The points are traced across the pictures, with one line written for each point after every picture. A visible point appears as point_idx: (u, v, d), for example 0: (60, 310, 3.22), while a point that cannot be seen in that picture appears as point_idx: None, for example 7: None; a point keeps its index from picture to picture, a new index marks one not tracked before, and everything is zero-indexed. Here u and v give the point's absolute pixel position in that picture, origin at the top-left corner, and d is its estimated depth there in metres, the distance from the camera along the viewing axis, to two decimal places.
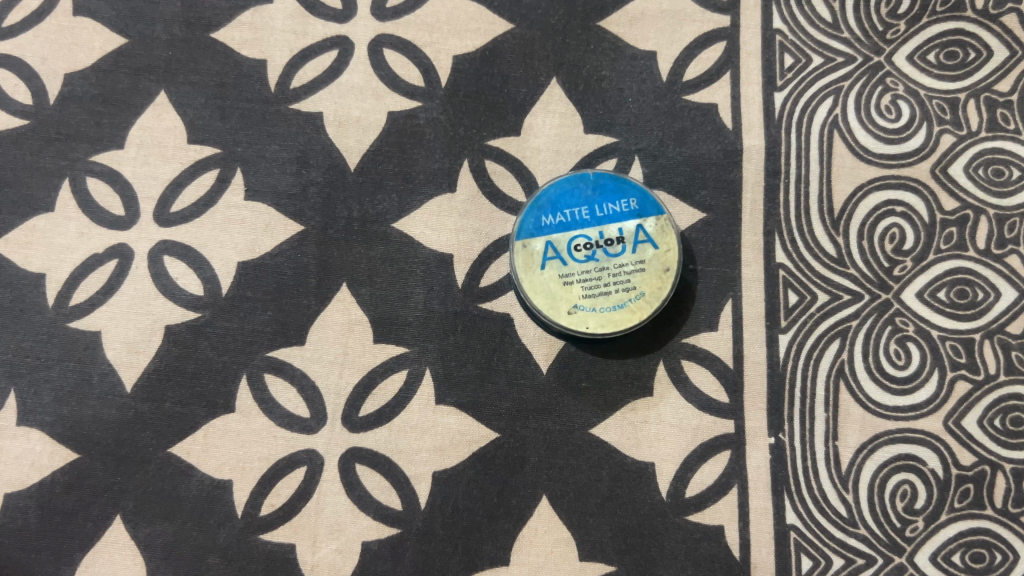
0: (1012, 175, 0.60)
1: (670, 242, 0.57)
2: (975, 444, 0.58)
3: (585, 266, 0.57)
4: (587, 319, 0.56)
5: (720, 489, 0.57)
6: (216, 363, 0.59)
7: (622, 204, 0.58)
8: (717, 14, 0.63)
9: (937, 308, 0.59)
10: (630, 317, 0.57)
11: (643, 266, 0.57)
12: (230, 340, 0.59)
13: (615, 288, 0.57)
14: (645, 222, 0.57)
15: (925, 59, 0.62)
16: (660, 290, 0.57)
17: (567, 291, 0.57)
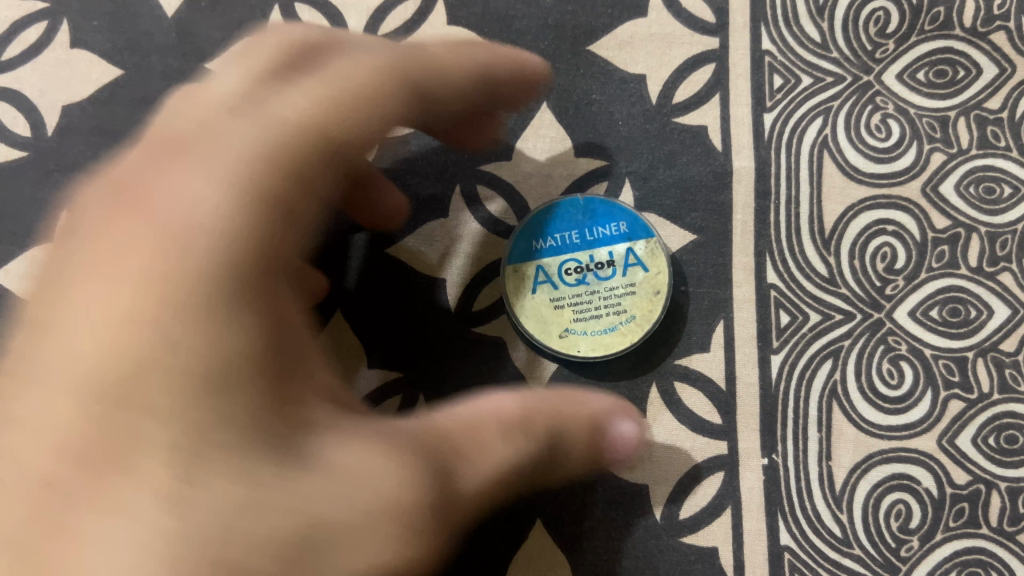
0: (1003, 192, 0.60)
1: (660, 265, 0.57)
2: (970, 463, 0.57)
3: (575, 289, 0.58)
4: (578, 342, 0.57)
5: (714, 510, 0.58)
6: (535, 463, 0.48)
7: (612, 228, 0.58)
8: (706, 37, 0.64)
9: (929, 326, 0.59)
10: (622, 340, 0.57)
11: (633, 289, 0.57)
12: (550, 455, 0.50)
13: (606, 311, 0.57)
14: (635, 245, 0.58)
15: (914, 77, 0.62)
16: (651, 312, 0.57)
17: (559, 315, 0.57)
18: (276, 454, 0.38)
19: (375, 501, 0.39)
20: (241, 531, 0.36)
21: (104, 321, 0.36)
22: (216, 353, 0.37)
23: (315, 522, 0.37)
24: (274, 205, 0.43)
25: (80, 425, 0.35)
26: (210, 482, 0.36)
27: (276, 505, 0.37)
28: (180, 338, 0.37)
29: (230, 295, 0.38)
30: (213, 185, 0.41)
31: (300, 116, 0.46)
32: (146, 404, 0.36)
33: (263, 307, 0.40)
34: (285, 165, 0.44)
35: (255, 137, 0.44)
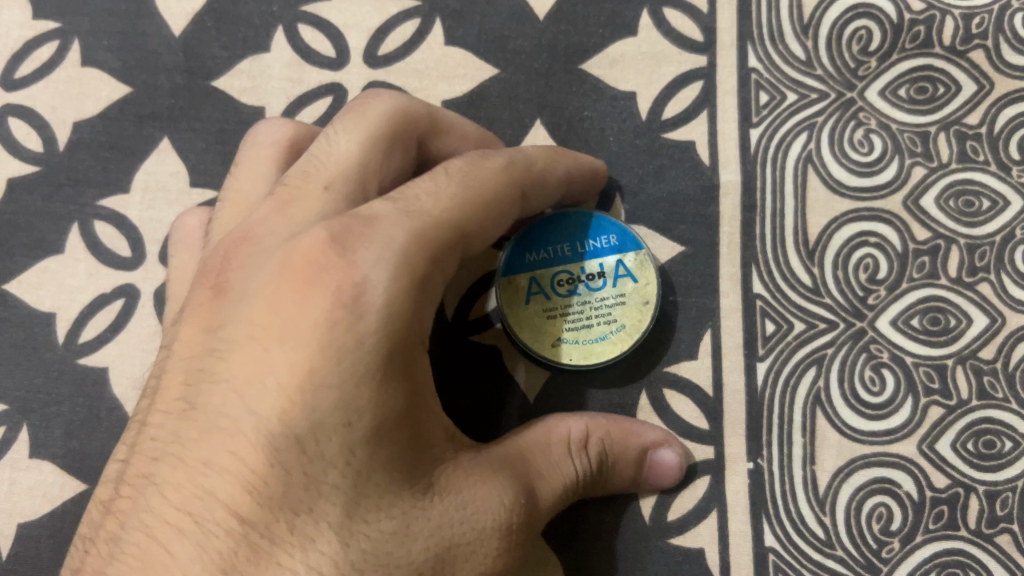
0: (982, 205, 0.62)
1: (649, 275, 0.59)
2: (949, 467, 0.59)
3: (568, 300, 0.59)
4: (571, 351, 0.59)
5: (701, 513, 0.60)
6: (591, 475, 0.52)
7: (603, 240, 0.60)
8: (695, 55, 0.66)
9: (911, 335, 0.61)
10: (613, 349, 0.59)
11: (624, 298, 0.59)
12: (609, 463, 0.54)
13: (597, 321, 0.59)
14: (625, 257, 0.60)
15: (896, 94, 0.64)
16: (640, 322, 0.59)
17: (552, 324, 0.59)
18: (413, 487, 0.41)
19: (482, 524, 0.43)
20: (396, 559, 0.40)
21: (292, 387, 0.38)
22: (383, 412, 0.39)
23: (444, 544, 0.41)
24: (447, 268, 0.45)
25: (283, 476, 0.38)
26: (367, 517, 0.39)
27: (419, 527, 0.41)
28: (360, 402, 0.39)
29: (399, 361, 0.40)
30: (413, 246, 0.42)
31: (487, 192, 0.48)
32: (321, 456, 0.38)
33: (412, 361, 0.42)
34: (472, 227, 0.47)
35: (447, 200, 0.45)
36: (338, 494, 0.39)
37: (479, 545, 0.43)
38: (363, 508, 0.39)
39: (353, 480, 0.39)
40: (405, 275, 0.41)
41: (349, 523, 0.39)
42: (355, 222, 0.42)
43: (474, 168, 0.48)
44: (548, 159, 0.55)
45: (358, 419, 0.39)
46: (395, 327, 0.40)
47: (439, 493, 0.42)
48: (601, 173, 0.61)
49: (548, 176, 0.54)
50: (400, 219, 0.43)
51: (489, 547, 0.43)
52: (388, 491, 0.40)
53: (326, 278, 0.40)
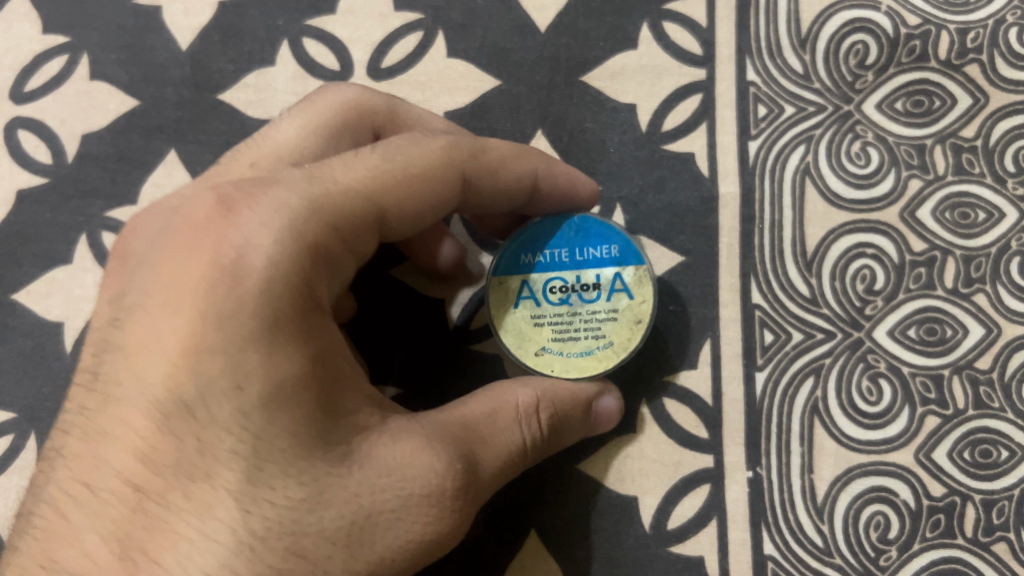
0: (977, 217, 0.63)
1: (646, 293, 0.56)
2: (946, 476, 0.60)
3: (557, 308, 0.56)
4: (552, 362, 0.56)
5: (700, 521, 0.61)
6: (543, 444, 0.52)
7: (604, 250, 0.57)
8: (694, 68, 0.67)
9: (907, 345, 0.61)
10: (597, 365, 0.55)
11: (616, 315, 0.56)
12: (559, 432, 0.53)
13: (584, 334, 0.56)
14: (623, 271, 0.57)
15: (893, 107, 0.65)
16: (630, 341, 0.55)
17: (537, 332, 0.57)
18: (324, 449, 0.42)
19: (405, 489, 0.43)
20: (305, 524, 0.40)
21: (177, 354, 0.40)
22: (276, 374, 0.40)
23: (361, 509, 0.42)
24: (354, 239, 0.46)
25: (181, 442, 0.40)
26: (272, 482, 0.40)
27: (331, 493, 0.41)
28: (249, 365, 0.40)
29: (294, 323, 0.41)
30: (303, 211, 0.43)
31: (411, 165, 0.48)
32: (215, 420, 0.40)
33: (310, 325, 0.42)
34: (389, 200, 0.47)
35: (363, 171, 0.46)
36: (235, 460, 0.40)
37: (404, 512, 0.43)
38: (264, 473, 0.40)
39: (251, 443, 0.40)
40: (293, 240, 0.42)
41: (251, 487, 0.40)
42: (247, 191, 0.44)
43: (403, 146, 0.49)
44: (505, 157, 0.55)
45: (248, 383, 0.40)
46: (284, 289, 0.41)
47: (355, 457, 0.43)
48: (584, 185, 0.59)
49: (499, 174, 0.54)
50: (296, 186, 0.44)
51: (417, 513, 0.43)
52: (299, 453, 0.41)
53: (211, 248, 0.42)
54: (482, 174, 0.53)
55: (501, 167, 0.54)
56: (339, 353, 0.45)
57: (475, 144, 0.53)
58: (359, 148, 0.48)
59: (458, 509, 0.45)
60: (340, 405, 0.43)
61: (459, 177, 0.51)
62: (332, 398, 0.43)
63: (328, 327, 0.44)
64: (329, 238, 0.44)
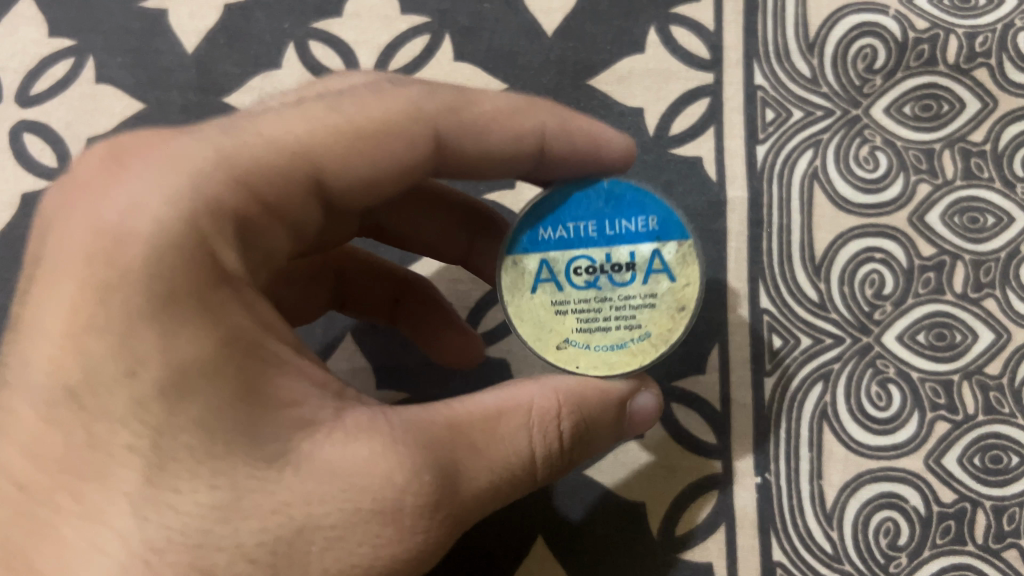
0: (986, 222, 0.62)
1: (691, 274, 0.47)
2: (956, 482, 0.59)
3: (583, 293, 0.47)
4: (578, 357, 0.47)
5: (709, 527, 0.60)
6: (556, 458, 0.45)
7: (639, 221, 0.47)
8: (702, 72, 0.67)
9: (917, 350, 0.61)
10: (630, 362, 0.47)
11: (654, 301, 0.47)
12: (586, 435, 0.48)
13: (615, 323, 0.47)
14: (663, 247, 0.47)
15: (901, 111, 0.64)
16: (670, 332, 0.47)
17: (559, 321, 0.47)
18: (254, 449, 0.37)
19: (353, 504, 0.38)
20: (217, 535, 0.36)
21: (61, 335, 0.36)
22: (179, 357, 0.36)
23: (294, 524, 0.37)
24: (281, 202, 0.42)
25: (70, 437, 0.36)
26: (177, 485, 0.36)
27: (254, 502, 0.36)
28: (144, 349, 0.35)
29: (196, 298, 0.36)
30: (207, 171, 0.39)
31: (350, 120, 0.43)
32: (107, 411, 0.36)
33: (223, 301, 0.37)
34: (326, 159, 0.43)
35: (296, 127, 0.42)
36: (135, 460, 0.36)
37: (347, 530, 0.37)
38: (168, 475, 0.36)
39: (150, 440, 0.36)
40: (188, 203, 0.37)
41: (152, 490, 0.35)
42: (144, 153, 0.39)
43: (360, 99, 0.44)
44: (496, 112, 0.49)
45: (142, 367, 0.35)
46: (182, 262, 0.36)
47: (295, 463, 0.37)
48: (609, 139, 0.51)
49: (488, 132, 0.49)
50: (200, 146, 0.39)
51: (361, 528, 0.38)
52: (214, 453, 0.36)
53: (93, 217, 0.37)
54: (466, 130, 0.48)
55: (492, 124, 0.49)
56: (268, 334, 0.40)
57: (458, 98, 0.48)
58: (299, 102, 0.44)
59: (425, 526, 0.39)
60: (280, 397, 0.39)
61: (433, 133, 0.46)
62: (263, 388, 0.38)
63: (247, 305, 0.39)
64: (241, 201, 0.40)
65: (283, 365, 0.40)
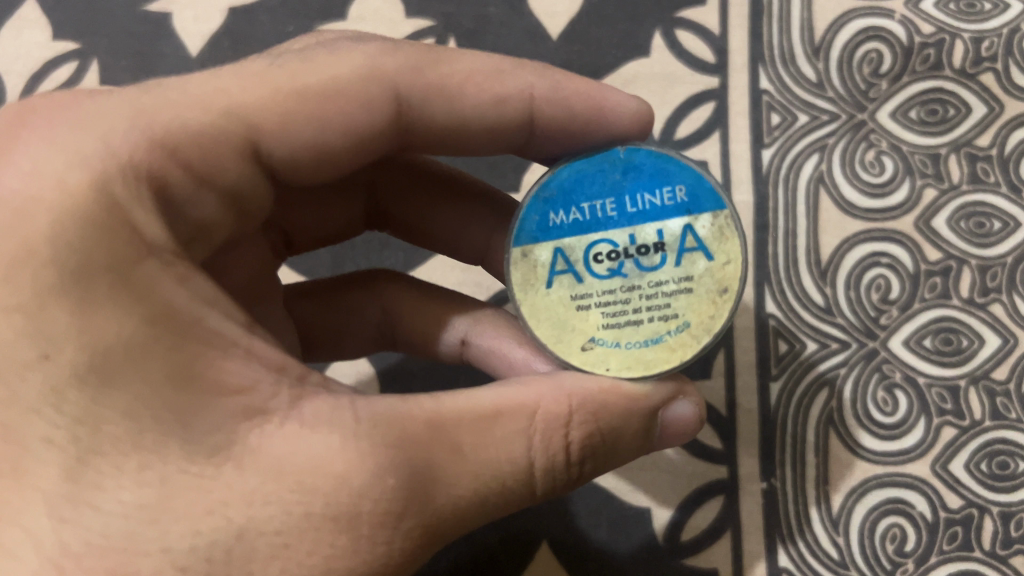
0: (992, 226, 0.62)
1: (730, 249, 0.41)
2: (963, 488, 0.59)
3: (608, 283, 0.41)
4: (607, 358, 0.41)
5: (715, 533, 0.60)
6: (563, 472, 0.39)
7: (665, 194, 0.42)
8: (707, 76, 0.67)
9: (923, 355, 0.61)
10: (669, 357, 0.41)
11: (690, 285, 0.41)
12: (608, 447, 0.41)
13: (648, 315, 0.41)
14: (695, 221, 0.42)
15: (907, 116, 0.64)
16: (712, 320, 0.41)
17: (581, 318, 0.42)
18: (189, 440, 0.33)
19: (303, 507, 0.34)
20: (142, 538, 0.32)
21: None
22: (96, 339, 0.33)
23: (232, 527, 0.33)
24: (218, 168, 0.39)
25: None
26: (101, 482, 0.33)
27: (186, 500, 0.33)
28: (55, 329, 0.33)
29: (112, 274, 0.34)
30: (121, 136, 0.36)
31: (292, 81, 0.41)
32: (15, 397, 0.33)
33: (147, 277, 0.34)
34: (265, 121, 0.40)
35: (233, 86, 0.40)
36: (54, 454, 0.33)
37: (292, 537, 0.33)
38: (89, 471, 0.33)
39: (68, 431, 0.33)
40: (101, 175, 0.35)
41: (73, 486, 0.32)
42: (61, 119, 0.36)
43: (308, 57, 0.42)
44: (473, 72, 0.46)
45: (54, 351, 0.33)
46: (99, 237, 0.34)
47: (238, 458, 0.34)
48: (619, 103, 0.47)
49: (463, 97, 0.46)
50: (119, 111, 0.37)
51: (311, 536, 0.33)
52: (142, 445, 0.33)
53: None
54: (431, 94, 0.45)
55: (467, 87, 0.46)
56: (212, 310, 0.37)
57: (426, 58, 0.45)
58: (243, 61, 0.42)
59: (391, 535, 0.35)
60: (225, 382, 0.35)
61: (391, 95, 0.44)
62: (203, 373, 0.34)
63: (180, 279, 0.36)
64: (169, 167, 0.37)
65: (230, 347, 0.36)
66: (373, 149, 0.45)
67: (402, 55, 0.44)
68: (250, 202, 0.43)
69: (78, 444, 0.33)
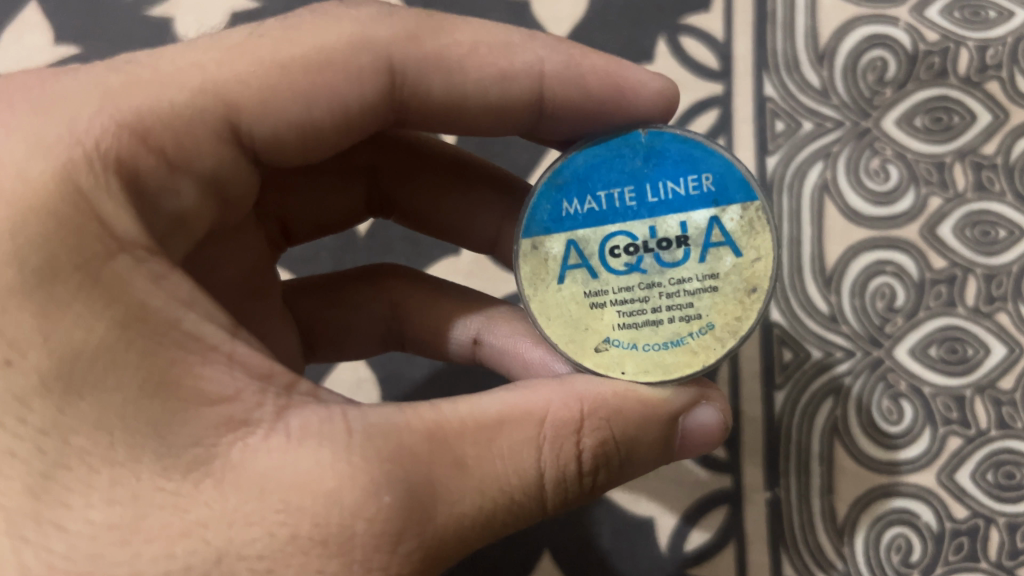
0: (998, 235, 0.62)
1: (760, 245, 0.40)
2: (969, 498, 0.58)
3: (625, 279, 0.41)
4: (623, 360, 0.41)
5: (718, 543, 0.60)
6: (574, 481, 0.39)
7: (689, 183, 0.41)
8: (711, 82, 0.66)
9: (929, 364, 0.60)
10: (690, 359, 0.40)
11: (715, 282, 0.40)
12: (622, 456, 0.40)
13: (669, 315, 0.41)
14: (723, 214, 0.41)
15: (911, 124, 0.64)
16: (738, 321, 0.40)
17: (596, 316, 0.41)
18: (162, 453, 0.32)
19: (289, 529, 0.32)
20: (111, 560, 0.31)
21: None
22: (62, 344, 0.32)
23: (211, 551, 0.31)
24: (197, 152, 0.39)
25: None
26: (68, 499, 0.31)
27: (160, 521, 0.32)
28: (19, 331, 0.32)
29: (80, 273, 0.32)
30: (88, 121, 0.35)
31: (275, 54, 0.40)
32: None
33: (119, 274, 0.33)
34: (243, 96, 0.39)
35: (210, 61, 0.39)
36: (18, 466, 0.31)
37: (276, 561, 0.32)
38: (55, 486, 0.32)
39: (34, 442, 0.32)
40: (67, 164, 0.34)
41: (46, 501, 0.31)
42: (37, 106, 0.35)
43: (294, 27, 0.41)
44: (477, 43, 0.45)
45: (21, 356, 0.32)
46: (65, 236, 0.33)
47: (218, 475, 0.33)
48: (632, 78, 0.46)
49: (463, 70, 0.45)
50: (85, 95, 0.36)
51: (295, 560, 0.32)
52: (112, 459, 0.32)
53: None
54: (428, 66, 0.44)
55: (469, 59, 0.45)
56: (191, 312, 0.35)
57: (424, 24, 0.44)
58: (222, 32, 0.41)
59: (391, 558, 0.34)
60: (204, 391, 0.34)
61: (385, 63, 0.43)
62: (176, 381, 0.33)
63: (155, 277, 0.35)
64: (140, 153, 0.36)
65: (209, 352, 0.35)
66: (363, 123, 0.45)
67: (398, 23, 0.43)
68: (232, 184, 0.42)
69: (43, 456, 0.32)
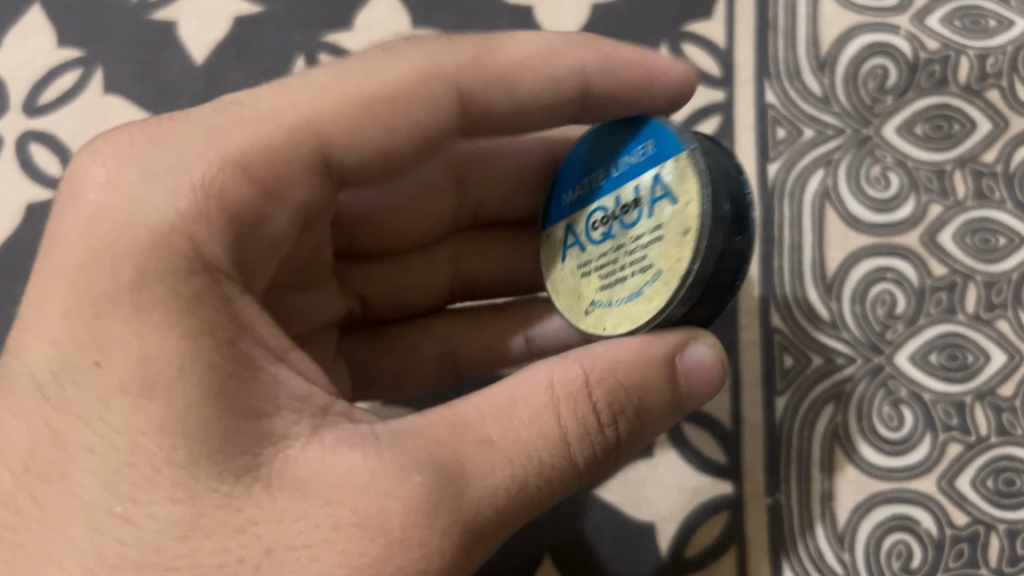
0: (999, 242, 0.62)
1: (689, 188, 0.40)
2: (968, 505, 0.58)
3: (602, 247, 0.45)
4: (604, 318, 0.43)
5: (718, 548, 0.60)
6: (598, 438, 0.38)
7: (639, 152, 0.44)
8: (712, 90, 0.67)
9: (928, 371, 0.60)
10: (648, 306, 0.41)
11: (661, 231, 0.41)
12: (638, 409, 0.40)
13: (631, 270, 0.42)
14: (662, 169, 0.42)
15: (912, 131, 0.64)
16: (678, 262, 0.40)
17: (586, 284, 0.45)
18: (216, 459, 0.34)
19: (334, 519, 0.33)
20: (173, 553, 0.32)
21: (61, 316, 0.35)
22: (143, 350, 0.34)
23: (262, 544, 0.33)
24: (293, 185, 0.41)
25: (39, 434, 0.34)
26: (135, 496, 0.33)
27: (216, 520, 0.33)
28: (109, 336, 0.34)
29: (164, 285, 0.35)
30: (194, 158, 0.38)
31: (359, 91, 0.43)
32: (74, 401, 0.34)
33: (197, 290, 0.36)
34: (335, 132, 0.42)
35: (304, 102, 0.42)
36: (95, 462, 0.33)
37: (323, 550, 0.33)
38: (122, 482, 0.33)
39: (108, 441, 0.33)
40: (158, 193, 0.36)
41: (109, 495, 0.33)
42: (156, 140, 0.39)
43: (371, 63, 0.44)
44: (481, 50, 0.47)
45: (107, 357, 0.34)
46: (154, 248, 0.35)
47: (266, 482, 0.34)
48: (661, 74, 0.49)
49: (514, 76, 0.47)
50: (196, 133, 0.39)
51: (330, 554, 0.33)
52: (173, 462, 0.33)
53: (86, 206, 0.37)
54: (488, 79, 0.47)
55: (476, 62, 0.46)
56: (248, 334, 0.37)
57: (479, 45, 0.47)
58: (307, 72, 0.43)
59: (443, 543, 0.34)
60: (253, 408, 0.35)
61: (452, 89, 0.46)
62: (237, 396, 0.35)
63: (226, 299, 0.37)
64: (241, 184, 0.38)
65: (260, 373, 0.37)
66: (437, 146, 0.47)
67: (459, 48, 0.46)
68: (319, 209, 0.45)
69: (116, 454, 0.33)
